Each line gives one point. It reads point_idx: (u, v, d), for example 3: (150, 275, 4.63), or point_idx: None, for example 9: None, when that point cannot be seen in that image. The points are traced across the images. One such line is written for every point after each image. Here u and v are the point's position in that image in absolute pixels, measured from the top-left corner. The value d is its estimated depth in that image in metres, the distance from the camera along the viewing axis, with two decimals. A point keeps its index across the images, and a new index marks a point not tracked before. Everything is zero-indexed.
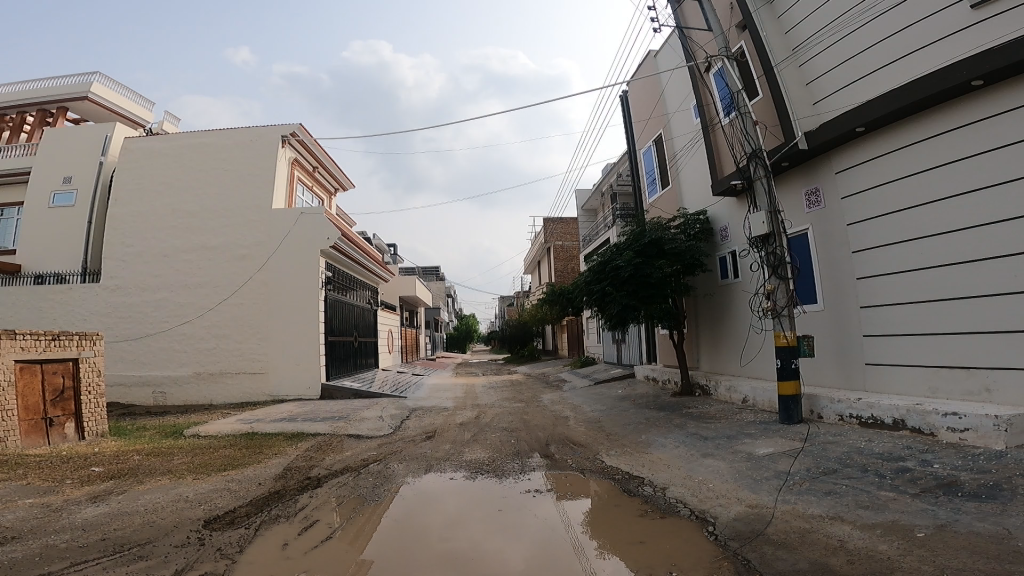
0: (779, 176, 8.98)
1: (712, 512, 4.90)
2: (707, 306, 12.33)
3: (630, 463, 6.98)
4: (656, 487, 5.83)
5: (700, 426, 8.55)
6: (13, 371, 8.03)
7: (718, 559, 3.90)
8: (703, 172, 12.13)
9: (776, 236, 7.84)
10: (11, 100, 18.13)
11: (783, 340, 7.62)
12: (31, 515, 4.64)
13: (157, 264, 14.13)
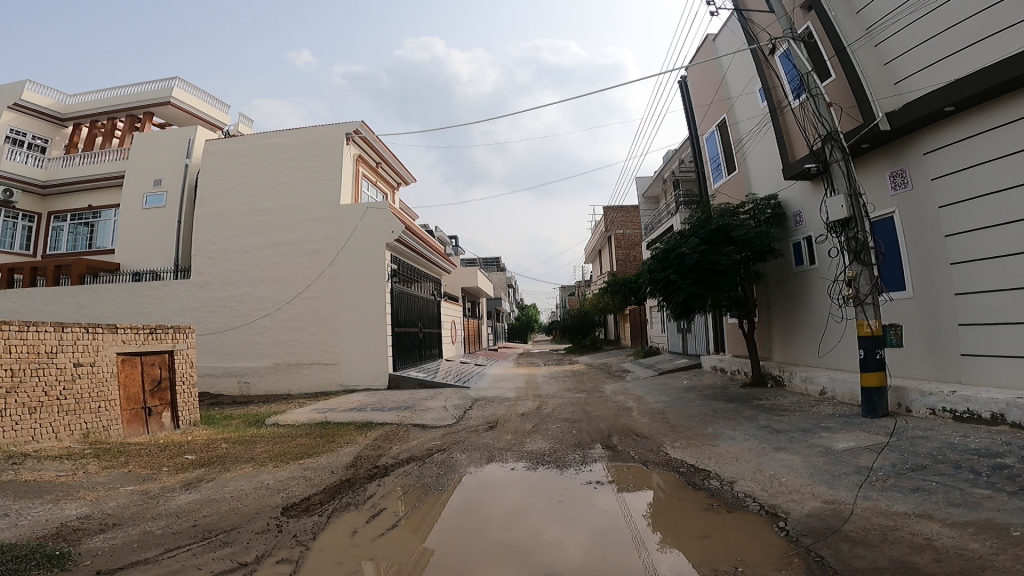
0: (859, 157, 8.50)
1: (784, 508, 4.81)
2: (781, 294, 11.87)
3: (697, 455, 6.91)
4: (723, 481, 5.76)
5: (773, 418, 8.31)
6: (115, 363, 8.83)
7: (788, 555, 3.84)
8: (772, 155, 11.67)
9: (857, 220, 7.46)
10: (103, 107, 19.54)
11: (867, 329, 7.29)
12: (132, 502, 5.18)
13: (238, 261, 15.04)
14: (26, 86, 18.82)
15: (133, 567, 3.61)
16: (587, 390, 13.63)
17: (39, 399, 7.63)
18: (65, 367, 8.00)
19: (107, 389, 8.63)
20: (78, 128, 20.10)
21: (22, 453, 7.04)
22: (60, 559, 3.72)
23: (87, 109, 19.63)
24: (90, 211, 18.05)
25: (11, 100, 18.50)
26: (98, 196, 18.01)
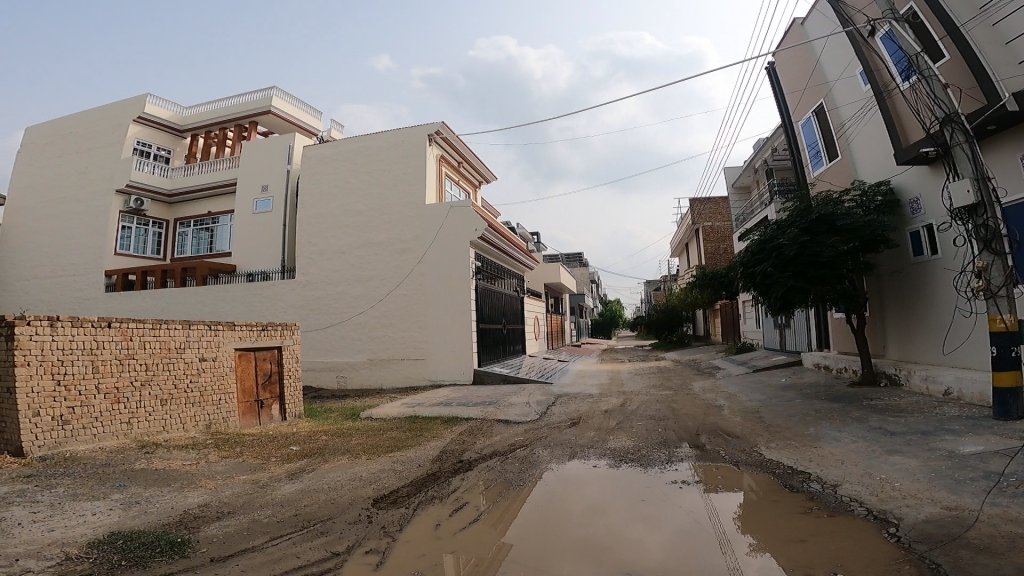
0: (985, 139, 7.74)
1: (896, 513, 4.55)
2: (896, 287, 11.04)
3: (795, 456, 6.64)
4: (825, 483, 5.51)
5: (886, 420, 7.80)
6: (232, 358, 9.75)
7: (898, 562, 3.66)
8: (881, 141, 10.85)
9: (986, 207, 6.81)
10: (212, 118, 21.18)
11: (1000, 325, 6.67)
12: (245, 491, 5.81)
13: (335, 262, 16.03)
14: (147, 99, 20.21)
15: (242, 554, 4.18)
16: (674, 388, 13.35)
17: (170, 392, 8.61)
18: (191, 362, 8.96)
19: (226, 381, 9.55)
20: (195, 138, 22.04)
21: (155, 441, 7.97)
22: (180, 547, 4.46)
23: (199, 120, 21.42)
24: (210, 217, 19.85)
25: (137, 113, 19.88)
26: (217, 203, 19.77)
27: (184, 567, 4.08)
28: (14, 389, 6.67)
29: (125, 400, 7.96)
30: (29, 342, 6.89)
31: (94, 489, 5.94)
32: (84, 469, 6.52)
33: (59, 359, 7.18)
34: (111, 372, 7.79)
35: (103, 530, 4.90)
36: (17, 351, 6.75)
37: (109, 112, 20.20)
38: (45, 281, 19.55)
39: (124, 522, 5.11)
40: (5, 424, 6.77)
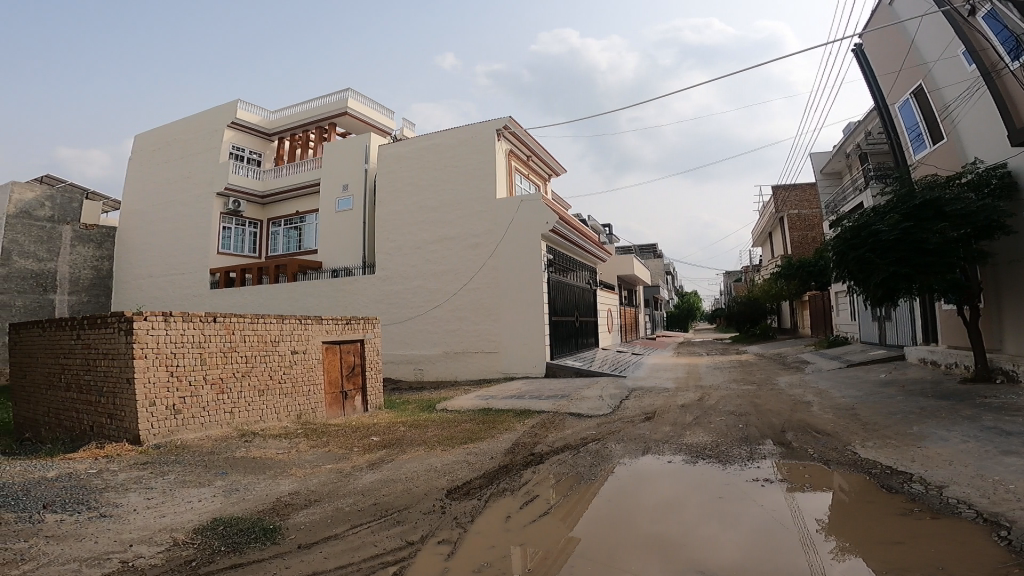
0: None
1: (1008, 516, 4.18)
2: (1015, 276, 10.04)
3: (893, 456, 6.22)
4: (928, 484, 5.13)
5: (1002, 419, 7.13)
6: (320, 351, 10.32)
7: (1008, 567, 3.38)
8: (993, 120, 9.89)
9: None
10: (296, 121, 22.26)
11: None
12: (329, 480, 6.17)
13: (411, 258, 16.53)
14: (238, 105, 21.39)
15: (326, 543, 4.53)
16: (758, 383, 12.81)
17: (266, 383, 9.23)
18: (284, 354, 9.58)
19: (314, 373, 10.14)
20: (281, 140, 23.11)
21: (252, 430, 8.59)
22: (271, 533, 4.86)
23: (283, 124, 22.49)
24: (298, 216, 21.01)
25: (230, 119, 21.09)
26: (304, 203, 20.86)
27: (275, 553, 4.46)
28: (134, 379, 7.42)
29: (227, 390, 8.62)
30: (146, 336, 7.62)
31: (200, 476, 6.51)
32: (192, 457, 7.15)
33: (171, 351, 7.90)
34: (215, 364, 8.47)
35: (205, 516, 5.37)
36: (136, 344, 7.49)
37: (205, 118, 21.63)
38: (156, 279, 21.45)
39: (223, 508, 5.57)
40: (127, 412, 7.54)
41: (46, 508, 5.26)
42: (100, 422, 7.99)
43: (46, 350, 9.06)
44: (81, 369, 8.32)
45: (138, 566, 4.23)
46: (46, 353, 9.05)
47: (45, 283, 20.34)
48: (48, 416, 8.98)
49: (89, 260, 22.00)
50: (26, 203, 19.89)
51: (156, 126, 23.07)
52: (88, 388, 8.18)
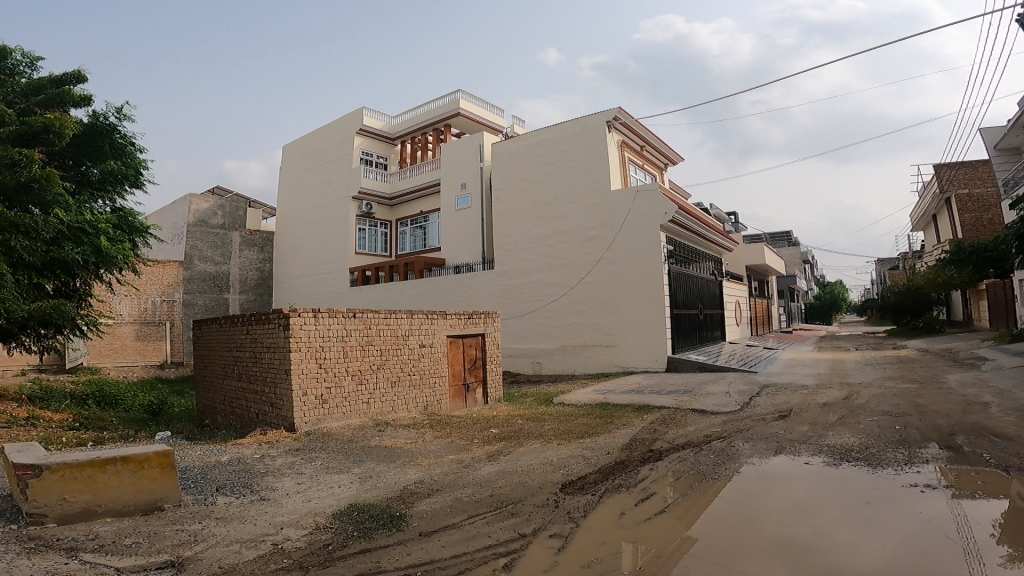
0: None
1: None
2: None
3: None
4: None
5: None
6: (445, 344, 10.76)
7: None
8: None
9: None
10: (413, 125, 23.14)
11: None
12: (452, 470, 6.40)
13: (528, 253, 16.71)
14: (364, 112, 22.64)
15: (445, 531, 4.70)
16: (917, 381, 11.34)
17: (398, 375, 9.79)
18: (413, 348, 10.12)
19: (440, 366, 10.59)
20: (404, 144, 23.99)
21: (386, 419, 9.16)
22: (397, 520, 5.12)
23: (404, 128, 23.36)
24: (422, 216, 22.07)
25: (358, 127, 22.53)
26: (426, 203, 21.90)
27: (399, 540, 4.70)
28: (292, 370, 8.26)
29: (366, 381, 9.27)
30: (299, 331, 8.44)
31: (340, 462, 7.05)
32: (335, 444, 7.75)
33: (320, 345, 8.67)
34: (355, 357, 9.16)
35: (342, 501, 5.80)
36: (292, 338, 8.34)
37: (337, 128, 23.28)
38: (304, 281, 23.64)
39: (358, 494, 5.98)
40: (285, 401, 8.40)
41: (217, 491, 5.96)
42: (263, 410, 8.96)
43: (220, 344, 10.32)
44: (248, 362, 9.38)
45: (285, 548, 4.64)
46: (221, 348, 10.31)
47: (220, 284, 23.24)
48: (222, 404, 10.24)
49: (254, 262, 24.73)
50: (202, 213, 23.06)
51: (299, 137, 25.28)
52: (254, 379, 9.19)
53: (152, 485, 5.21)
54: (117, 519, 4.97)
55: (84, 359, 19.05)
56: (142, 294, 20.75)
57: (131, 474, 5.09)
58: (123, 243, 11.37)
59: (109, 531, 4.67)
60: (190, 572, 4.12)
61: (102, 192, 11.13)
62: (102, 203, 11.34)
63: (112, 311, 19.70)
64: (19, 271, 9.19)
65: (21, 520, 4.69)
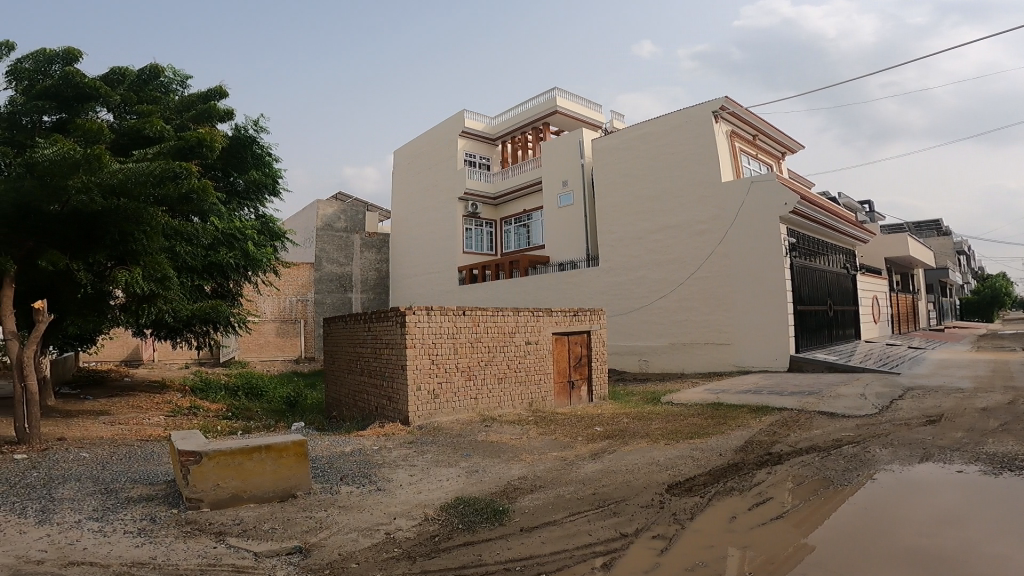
0: None
1: None
2: None
3: None
4: None
5: None
6: (551, 341, 10.69)
7: None
8: None
9: None
10: (511, 126, 23.34)
11: None
12: (555, 466, 6.30)
13: (635, 248, 16.22)
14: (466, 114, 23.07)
15: (545, 527, 4.62)
16: None
17: (505, 371, 9.88)
18: (520, 345, 10.15)
19: (546, 363, 10.54)
20: (505, 144, 24.10)
21: (493, 415, 9.28)
22: (500, 514, 5.11)
23: (504, 128, 23.52)
24: (525, 214, 22.16)
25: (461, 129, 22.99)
26: (530, 201, 21.90)
27: (501, 534, 4.69)
28: (407, 365, 8.66)
29: (474, 377, 9.44)
30: (414, 328, 8.81)
31: (448, 456, 7.22)
32: (445, 438, 7.95)
33: (432, 342, 8.98)
34: (465, 353, 9.37)
35: (450, 494, 5.91)
36: (408, 335, 8.73)
37: (441, 130, 23.84)
38: (415, 282, 24.61)
39: (464, 487, 6.06)
40: (401, 396, 8.79)
41: (341, 480, 6.32)
42: (381, 403, 9.45)
43: (345, 340, 11.03)
44: (369, 358, 9.91)
45: (396, 537, 4.79)
46: (345, 344, 10.99)
47: (345, 284, 24.97)
48: (346, 397, 10.93)
49: (373, 263, 25.94)
50: (329, 217, 24.99)
51: (409, 141, 26.14)
52: (374, 374, 9.69)
53: (288, 473, 5.63)
54: (259, 504, 5.43)
55: (236, 353, 22.27)
56: (281, 294, 23.40)
57: (272, 462, 5.54)
58: (264, 249, 12.80)
59: (251, 517, 5.09)
60: (313, 559, 4.35)
61: (247, 200, 12.23)
62: (247, 211, 12.64)
63: (258, 310, 22.64)
64: (185, 274, 10.57)
65: (184, 503, 5.26)
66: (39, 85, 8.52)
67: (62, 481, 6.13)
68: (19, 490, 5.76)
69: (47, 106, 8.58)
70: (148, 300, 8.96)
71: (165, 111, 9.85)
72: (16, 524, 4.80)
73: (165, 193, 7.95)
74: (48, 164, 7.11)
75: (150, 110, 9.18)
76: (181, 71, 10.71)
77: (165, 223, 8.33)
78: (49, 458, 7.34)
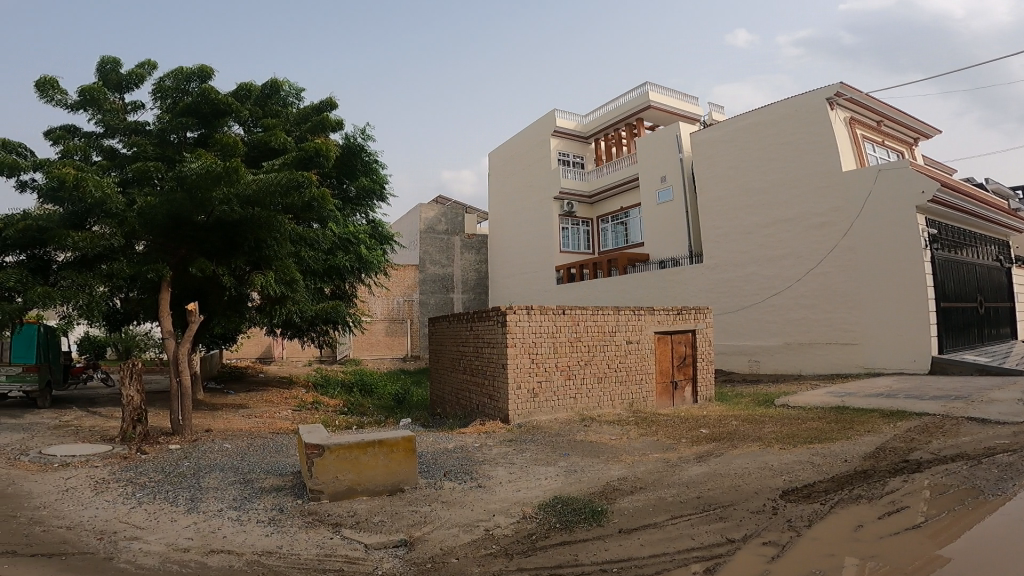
0: None
1: None
2: None
3: None
4: None
5: None
6: (652, 341, 10.33)
7: None
8: None
9: None
10: (602, 123, 22.82)
11: None
12: (657, 468, 6.05)
13: (743, 243, 15.30)
14: (556, 114, 22.90)
15: (645, 530, 4.43)
16: None
17: (604, 370, 9.68)
18: (620, 344, 9.90)
19: (647, 363, 10.20)
20: (597, 141, 23.59)
21: (592, 415, 9.13)
22: (598, 515, 4.95)
23: (596, 125, 23.00)
24: (622, 211, 21.61)
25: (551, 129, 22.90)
26: (627, 198, 21.29)
27: (599, 534, 4.56)
28: (508, 364, 8.74)
29: (573, 376, 9.34)
30: (515, 327, 8.88)
31: (547, 455, 7.17)
32: (544, 437, 7.91)
33: (533, 341, 9.01)
34: (564, 352, 9.29)
35: (549, 493, 5.84)
36: (509, 334, 8.81)
37: (533, 131, 23.83)
38: (513, 282, 24.75)
39: (563, 487, 5.97)
40: (501, 394, 8.90)
41: (444, 476, 6.46)
42: (482, 402, 9.62)
43: (448, 339, 11.33)
44: (471, 356, 10.11)
45: (495, 534, 4.80)
46: (449, 344, 11.30)
47: (447, 284, 25.79)
48: (449, 395, 11.23)
49: (473, 264, 26.53)
50: (430, 220, 25.72)
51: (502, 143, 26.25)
52: (476, 372, 9.88)
53: (397, 468, 5.84)
54: (371, 497, 5.70)
55: (350, 352, 23.91)
56: (390, 295, 24.68)
57: (384, 457, 5.77)
58: (375, 252, 13.56)
59: (363, 510, 5.34)
60: (418, 552, 4.46)
61: (359, 206, 12.98)
62: (359, 216, 13.45)
63: (370, 310, 24.04)
64: (308, 277, 11.47)
65: (308, 494, 5.63)
66: (182, 103, 9.41)
67: (205, 471, 6.79)
68: (172, 478, 6.44)
69: (189, 122, 9.49)
70: (279, 301, 10.02)
71: (285, 123, 10.67)
72: (168, 511, 5.34)
73: (290, 201, 8.66)
74: (195, 177, 7.82)
75: (274, 124, 10.00)
76: (295, 83, 11.50)
77: (292, 230, 9.23)
78: (197, 448, 8.22)
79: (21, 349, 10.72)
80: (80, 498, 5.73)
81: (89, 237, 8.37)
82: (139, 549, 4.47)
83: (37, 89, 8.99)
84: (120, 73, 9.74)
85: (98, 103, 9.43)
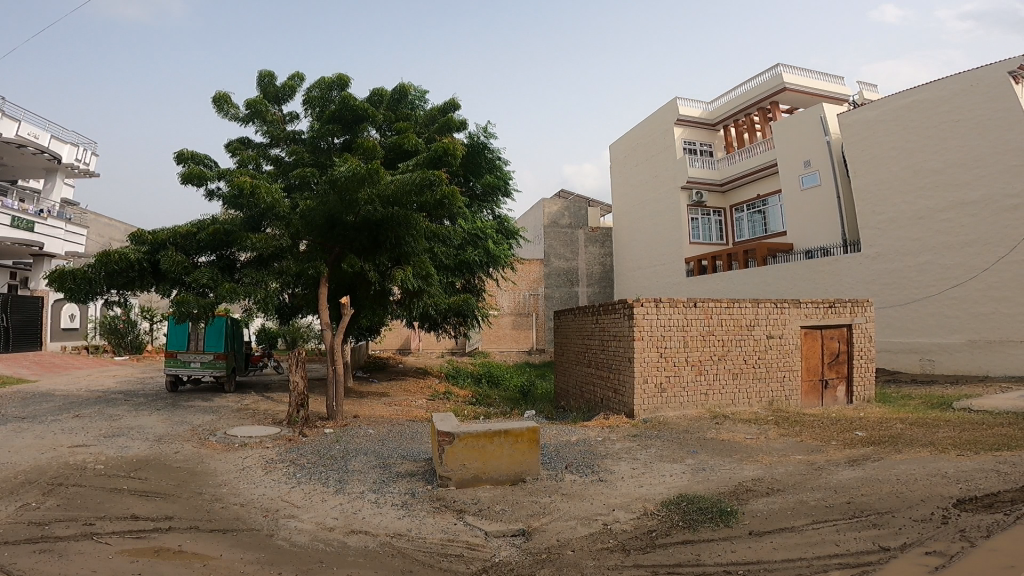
0: None
1: None
2: None
3: None
4: None
5: None
6: (799, 336, 9.29)
7: None
8: None
9: None
10: (731, 110, 21.17)
11: None
12: (799, 471, 5.35)
13: (914, 228, 13.29)
14: (679, 102, 21.60)
15: (781, 534, 3.90)
16: None
17: (741, 366, 8.90)
18: (760, 339, 9.04)
19: (792, 359, 9.21)
20: (726, 128, 21.88)
21: (725, 413, 8.44)
22: (728, 516, 4.40)
23: (724, 112, 21.37)
24: (759, 200, 19.96)
25: (674, 117, 21.57)
26: (765, 185, 19.63)
27: (726, 536, 4.06)
28: (635, 358, 8.34)
29: (705, 371, 8.69)
30: (643, 320, 8.45)
31: (674, 452, 6.68)
32: (671, 434, 7.42)
33: (662, 334, 8.53)
34: (696, 346, 8.69)
35: (673, 490, 5.36)
36: (636, 327, 8.40)
37: (654, 122, 22.81)
38: (640, 275, 23.79)
39: (689, 485, 5.48)
40: (627, 387, 8.51)
41: (565, 468, 6.22)
42: (607, 396, 9.29)
43: (574, 332, 11.16)
44: (597, 350, 9.82)
45: (613, 529, 4.48)
46: (574, 337, 11.11)
47: (573, 278, 25.65)
48: (574, 388, 11.06)
49: (597, 257, 26.02)
50: (554, 215, 25.83)
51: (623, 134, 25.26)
52: (602, 365, 9.58)
53: (520, 458, 5.69)
54: (495, 486, 5.60)
55: (479, 344, 24.75)
56: (517, 289, 25.21)
57: (509, 447, 5.65)
58: (502, 245, 13.84)
59: (487, 498, 5.25)
60: (534, 542, 4.30)
61: (485, 203, 13.34)
62: (486, 212, 13.84)
63: (498, 304, 24.67)
64: (441, 272, 11.94)
65: (438, 478, 5.69)
66: (328, 111, 10.34)
67: (354, 454, 7.26)
68: (325, 460, 6.91)
69: (335, 129, 10.41)
70: (417, 295, 10.46)
71: (415, 125, 11.31)
72: (320, 491, 5.67)
73: (424, 200, 8.86)
74: (344, 180, 8.40)
75: (406, 126, 10.55)
76: (422, 87, 12.08)
77: (427, 227, 9.61)
78: (347, 433, 8.87)
79: (212, 339, 12.31)
80: (253, 476, 6.22)
81: (264, 239, 9.37)
82: (294, 527, 4.68)
83: (214, 105, 10.36)
84: (275, 86, 10.85)
85: (262, 115, 10.62)
